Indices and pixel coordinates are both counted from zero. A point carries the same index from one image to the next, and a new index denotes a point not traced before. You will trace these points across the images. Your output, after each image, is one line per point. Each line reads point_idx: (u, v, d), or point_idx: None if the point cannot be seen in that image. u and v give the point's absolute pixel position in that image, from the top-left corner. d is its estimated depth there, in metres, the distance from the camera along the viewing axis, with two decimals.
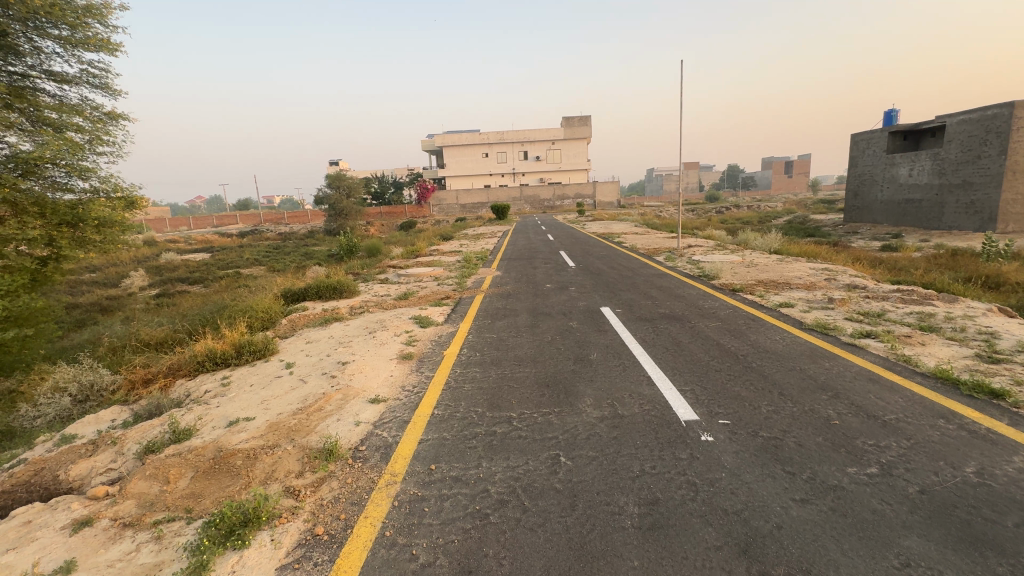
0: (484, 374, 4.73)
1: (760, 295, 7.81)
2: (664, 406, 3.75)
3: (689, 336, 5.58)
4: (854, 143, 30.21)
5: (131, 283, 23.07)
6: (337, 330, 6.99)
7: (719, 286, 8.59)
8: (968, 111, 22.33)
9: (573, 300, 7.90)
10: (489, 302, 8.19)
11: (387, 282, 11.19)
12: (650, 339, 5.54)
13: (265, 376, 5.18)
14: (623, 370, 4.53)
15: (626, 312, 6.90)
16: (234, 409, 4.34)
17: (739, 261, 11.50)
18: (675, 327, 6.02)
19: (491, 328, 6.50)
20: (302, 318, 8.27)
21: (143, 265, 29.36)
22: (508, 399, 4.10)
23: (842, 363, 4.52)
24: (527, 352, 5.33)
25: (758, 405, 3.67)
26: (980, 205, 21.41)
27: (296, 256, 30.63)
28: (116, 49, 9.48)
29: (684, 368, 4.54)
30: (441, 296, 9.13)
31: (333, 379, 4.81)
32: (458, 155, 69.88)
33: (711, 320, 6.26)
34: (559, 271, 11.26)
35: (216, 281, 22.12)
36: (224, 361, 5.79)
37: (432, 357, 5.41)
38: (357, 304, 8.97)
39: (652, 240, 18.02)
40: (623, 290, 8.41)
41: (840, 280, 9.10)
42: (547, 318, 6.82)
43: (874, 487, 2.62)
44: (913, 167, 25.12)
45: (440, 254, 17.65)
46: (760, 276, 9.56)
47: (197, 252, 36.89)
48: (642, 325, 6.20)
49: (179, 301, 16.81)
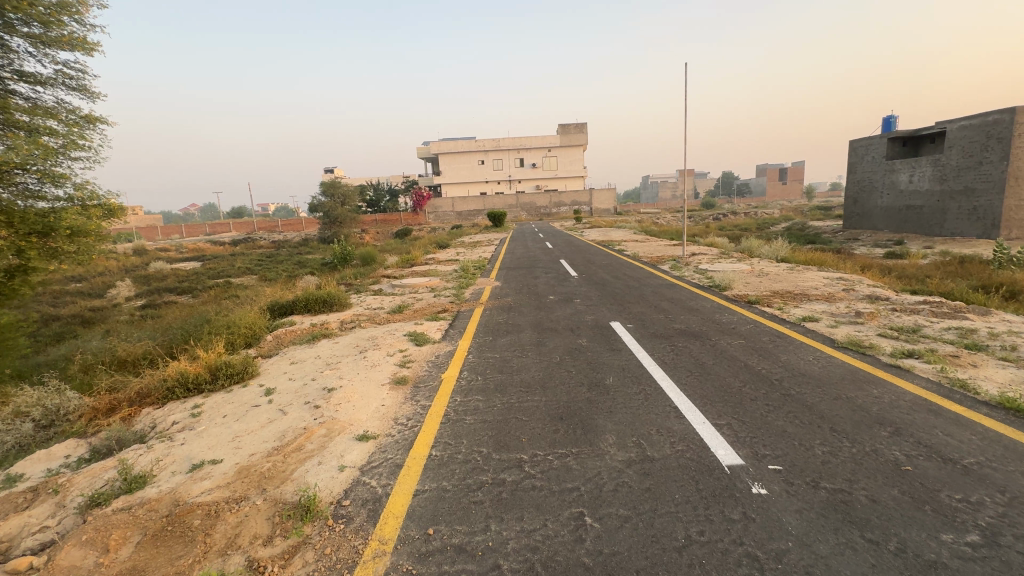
0: (487, 404, 4.17)
1: (779, 307, 7.31)
2: (699, 445, 3.21)
3: (712, 356, 5.07)
4: (852, 149, 30.03)
5: (117, 293, 22.34)
6: (325, 349, 6.42)
7: (734, 298, 8.08)
8: (968, 117, 22.12)
9: (579, 314, 7.36)
10: (489, 317, 7.64)
11: (381, 294, 10.61)
12: (669, 360, 5.02)
13: (240, 407, 4.60)
14: (645, 400, 3.98)
15: (638, 328, 6.36)
16: (201, 448, 3.75)
17: (748, 271, 11.00)
18: (695, 345, 5.50)
19: (493, 346, 5.96)
20: (287, 334, 7.67)
21: (131, 274, 28.63)
22: (516, 436, 3.55)
23: (892, 390, 4.00)
24: (534, 377, 4.78)
25: (810, 446, 3.14)
26: (983, 211, 21.13)
27: (289, 265, 30.01)
28: (93, 47, 8.93)
29: (715, 396, 4.01)
30: (437, 309, 8.59)
31: (317, 410, 4.24)
32: (454, 163, 69.67)
33: (733, 337, 5.75)
34: (561, 281, 10.76)
35: (205, 292, 21.48)
36: (197, 386, 5.19)
37: (429, 382, 4.85)
38: (349, 318, 8.41)
39: (654, 249, 17.58)
40: (632, 303, 7.88)
41: (860, 291, 8.61)
42: (554, 335, 6.28)
43: (983, 564, 2.09)
44: (913, 173, 24.87)
45: (437, 263, 17.15)
46: (774, 287, 9.09)
47: (189, 261, 36.14)
48: (657, 343, 5.68)
49: (164, 314, 16.14)
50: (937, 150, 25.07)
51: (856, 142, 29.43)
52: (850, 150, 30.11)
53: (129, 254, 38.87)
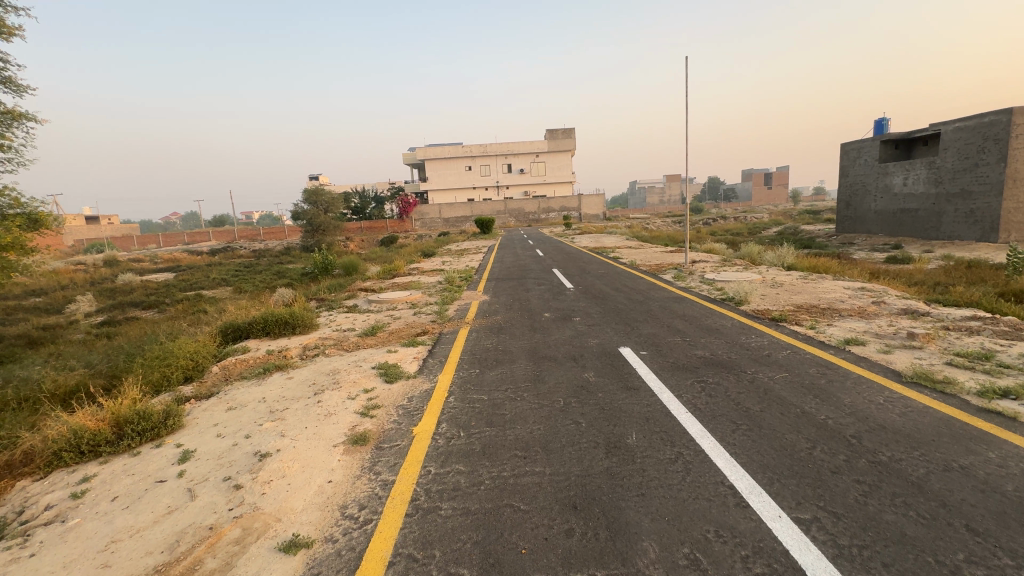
0: (473, 481, 3.07)
1: (811, 326, 6.31)
2: (786, 565, 2.14)
3: (754, 398, 4.02)
4: (844, 152, 29.55)
5: (76, 309, 20.73)
6: (273, 388, 5.23)
7: (755, 315, 7.09)
8: (963, 118, 21.61)
9: (581, 338, 6.28)
10: (476, 341, 6.53)
11: (355, 312, 9.45)
12: (703, 403, 3.95)
13: (142, 482, 3.43)
14: (688, 475, 2.91)
15: (654, 356, 5.30)
16: (55, 567, 2.58)
17: (761, 281, 10.01)
18: (728, 381, 4.45)
19: (480, 383, 4.84)
20: (236, 366, 6.48)
21: (96, 287, 26.94)
22: (512, 544, 2.44)
23: (1016, 453, 2.98)
24: (534, 432, 3.69)
25: (955, 566, 2.09)
26: (980, 214, 20.63)
27: (267, 275, 28.61)
28: (15, 32, 7.68)
29: (781, 466, 2.95)
30: (417, 331, 7.47)
31: (236, 493, 3.08)
32: (441, 168, 68.56)
33: (773, 369, 4.69)
34: (556, 295, 9.71)
35: (173, 306, 20.01)
36: (93, 449, 3.98)
37: (394, 442, 3.71)
38: (312, 343, 7.24)
39: (652, 255, 16.69)
40: (641, 323, 6.82)
41: (893, 304, 7.65)
42: (554, 367, 5.19)
43: None
44: (908, 176, 24.37)
45: (421, 273, 16.05)
46: (795, 299, 8.13)
47: (162, 272, 34.37)
48: (680, 377, 4.64)
49: (122, 332, 14.72)
50: (930, 152, 24.60)
51: (848, 145, 28.96)
52: (842, 153, 29.62)
53: (100, 265, 36.94)
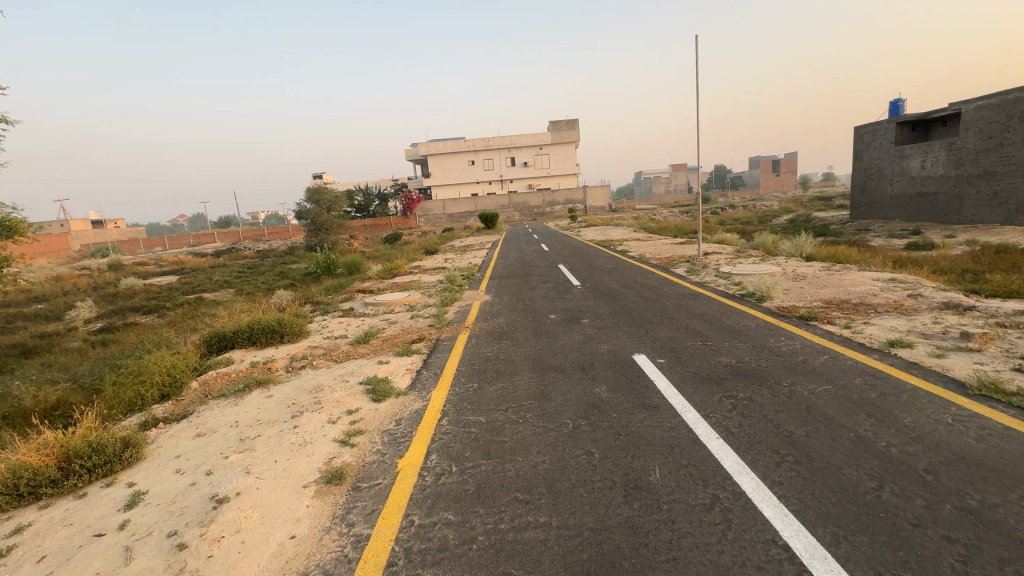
0: (464, 538, 2.51)
1: (846, 326, 5.69)
2: None
3: (796, 419, 3.42)
4: (857, 136, 28.50)
5: (76, 315, 20.46)
6: (248, 409, 4.70)
7: (781, 314, 6.47)
8: (985, 96, 20.60)
9: (590, 343, 5.71)
10: (475, 349, 5.97)
11: (350, 316, 8.93)
12: (738, 429, 3.36)
13: (78, 535, 2.92)
14: (729, 531, 2.34)
15: (673, 365, 4.71)
16: None
17: (781, 274, 9.34)
18: (762, 396, 3.85)
19: (477, 402, 4.28)
20: (216, 381, 5.98)
21: (98, 292, 26.68)
22: None
23: None
24: (537, 466, 3.13)
25: None
26: (1005, 196, 19.72)
27: (269, 276, 28.28)
28: None
29: (846, 517, 2.37)
30: (413, 337, 6.94)
31: (177, 556, 2.55)
32: (444, 163, 67.93)
33: (813, 380, 4.09)
34: (562, 293, 9.14)
35: (172, 310, 19.66)
36: (33, 491, 3.48)
37: (373, 482, 3.15)
38: (301, 353, 6.73)
39: (661, 248, 16.05)
40: (656, 325, 6.22)
41: (931, 298, 6.98)
42: (561, 380, 4.62)
43: None
44: (926, 158, 23.34)
45: (423, 271, 15.54)
46: (822, 293, 7.50)
47: (165, 275, 34.14)
48: (706, 391, 4.05)
49: (117, 339, 14.34)
50: (949, 133, 23.55)
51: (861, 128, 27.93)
52: (855, 136, 28.55)
53: (104, 270, 36.89)
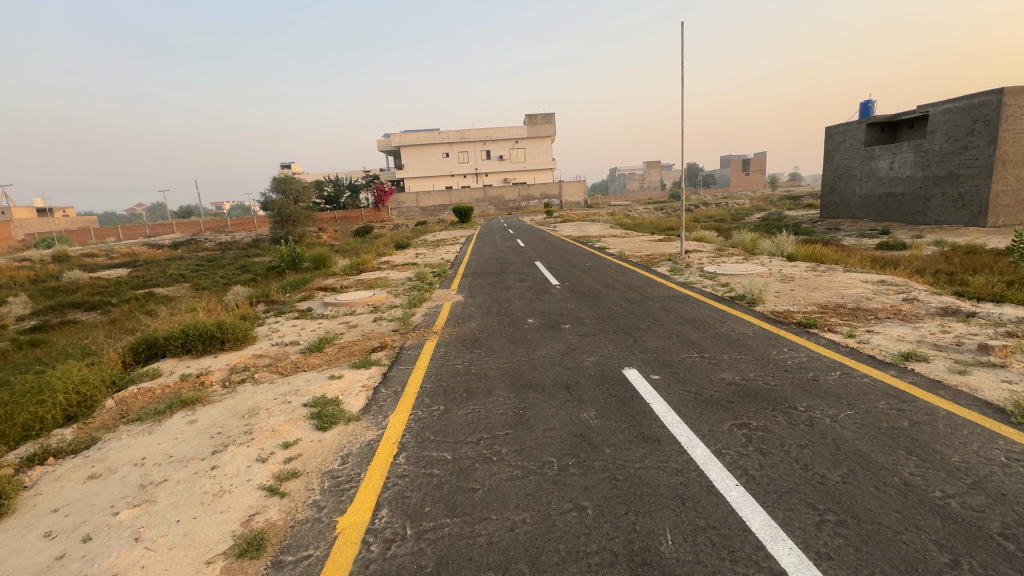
0: None
1: (850, 334, 5.22)
2: None
3: (827, 459, 2.84)
4: (827, 136, 28.77)
5: (8, 311, 18.65)
6: (163, 440, 3.86)
7: (778, 320, 5.96)
8: (951, 100, 20.93)
9: (573, 354, 5.07)
10: (443, 361, 5.23)
11: (306, 318, 8.04)
12: (759, 472, 2.76)
13: None
14: None
15: (672, 384, 4.09)
16: None
17: (769, 275, 8.94)
18: (779, 425, 3.27)
19: (443, 432, 3.57)
20: (136, 399, 5.07)
21: (37, 286, 24.62)
22: None
23: None
24: (516, 528, 2.45)
25: None
26: (968, 197, 20.13)
27: (229, 269, 26.72)
28: None
29: None
30: (374, 344, 6.17)
31: None
32: (418, 155, 66.41)
33: (833, 404, 3.54)
34: (541, 294, 8.51)
35: (118, 305, 18.19)
36: None
37: (298, 554, 2.40)
38: (243, 364, 5.86)
39: (640, 245, 15.65)
40: (645, 333, 5.63)
41: (928, 303, 6.59)
42: (542, 402, 3.94)
43: None
44: (894, 160, 23.69)
45: (393, 267, 14.68)
46: (814, 296, 7.10)
47: (116, 267, 32.00)
48: (713, 417, 3.45)
49: (50, 338, 12.99)
50: (916, 135, 23.95)
51: (832, 129, 28.20)
52: (826, 137, 28.81)
53: (47, 261, 34.28)
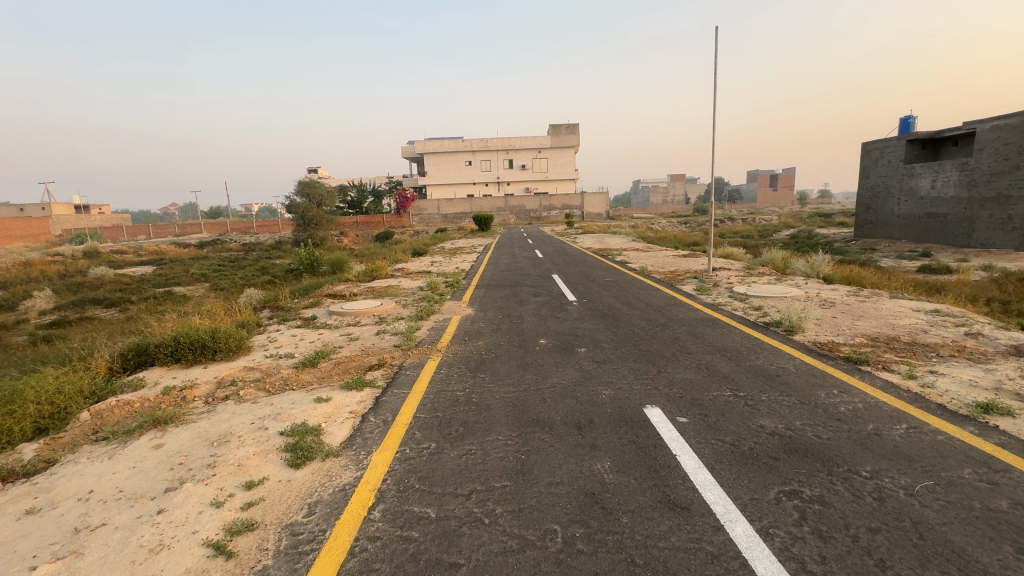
0: None
1: (911, 375, 4.52)
2: None
3: (911, 554, 2.20)
4: (864, 151, 27.58)
5: (31, 305, 18.93)
6: (121, 468, 3.43)
7: (822, 353, 5.25)
8: (1002, 116, 19.64)
9: (587, 385, 4.49)
10: (442, 386, 4.70)
11: (306, 327, 7.65)
12: (823, 570, 2.13)
13: None
14: None
15: (702, 431, 3.47)
16: None
17: (807, 298, 8.18)
18: (840, 497, 2.64)
19: (431, 479, 3.04)
20: (112, 413, 4.68)
21: (65, 281, 25.15)
22: None
23: None
24: None
25: None
26: (1019, 220, 18.76)
27: (249, 270, 26.92)
28: None
29: None
30: (371, 361, 5.70)
31: None
32: (440, 163, 66.80)
33: (905, 471, 2.88)
34: (556, 310, 7.97)
35: (137, 303, 18.29)
36: None
37: None
38: (230, 378, 5.44)
39: (663, 260, 14.98)
40: (670, 362, 5.01)
41: (995, 338, 5.80)
42: (548, 446, 3.37)
43: None
44: (936, 178, 22.40)
45: (407, 275, 14.30)
46: (861, 326, 6.37)
47: (142, 264, 32.64)
48: (755, 480, 2.84)
49: (62, 335, 12.97)
50: (962, 153, 22.67)
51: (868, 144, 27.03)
52: (861, 152, 27.63)
53: (78, 257, 35.35)
